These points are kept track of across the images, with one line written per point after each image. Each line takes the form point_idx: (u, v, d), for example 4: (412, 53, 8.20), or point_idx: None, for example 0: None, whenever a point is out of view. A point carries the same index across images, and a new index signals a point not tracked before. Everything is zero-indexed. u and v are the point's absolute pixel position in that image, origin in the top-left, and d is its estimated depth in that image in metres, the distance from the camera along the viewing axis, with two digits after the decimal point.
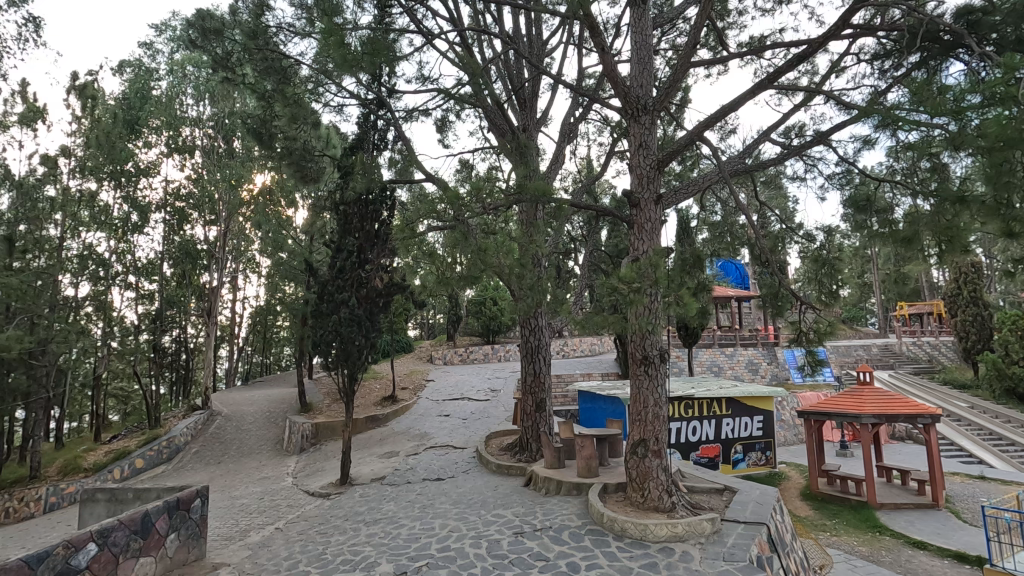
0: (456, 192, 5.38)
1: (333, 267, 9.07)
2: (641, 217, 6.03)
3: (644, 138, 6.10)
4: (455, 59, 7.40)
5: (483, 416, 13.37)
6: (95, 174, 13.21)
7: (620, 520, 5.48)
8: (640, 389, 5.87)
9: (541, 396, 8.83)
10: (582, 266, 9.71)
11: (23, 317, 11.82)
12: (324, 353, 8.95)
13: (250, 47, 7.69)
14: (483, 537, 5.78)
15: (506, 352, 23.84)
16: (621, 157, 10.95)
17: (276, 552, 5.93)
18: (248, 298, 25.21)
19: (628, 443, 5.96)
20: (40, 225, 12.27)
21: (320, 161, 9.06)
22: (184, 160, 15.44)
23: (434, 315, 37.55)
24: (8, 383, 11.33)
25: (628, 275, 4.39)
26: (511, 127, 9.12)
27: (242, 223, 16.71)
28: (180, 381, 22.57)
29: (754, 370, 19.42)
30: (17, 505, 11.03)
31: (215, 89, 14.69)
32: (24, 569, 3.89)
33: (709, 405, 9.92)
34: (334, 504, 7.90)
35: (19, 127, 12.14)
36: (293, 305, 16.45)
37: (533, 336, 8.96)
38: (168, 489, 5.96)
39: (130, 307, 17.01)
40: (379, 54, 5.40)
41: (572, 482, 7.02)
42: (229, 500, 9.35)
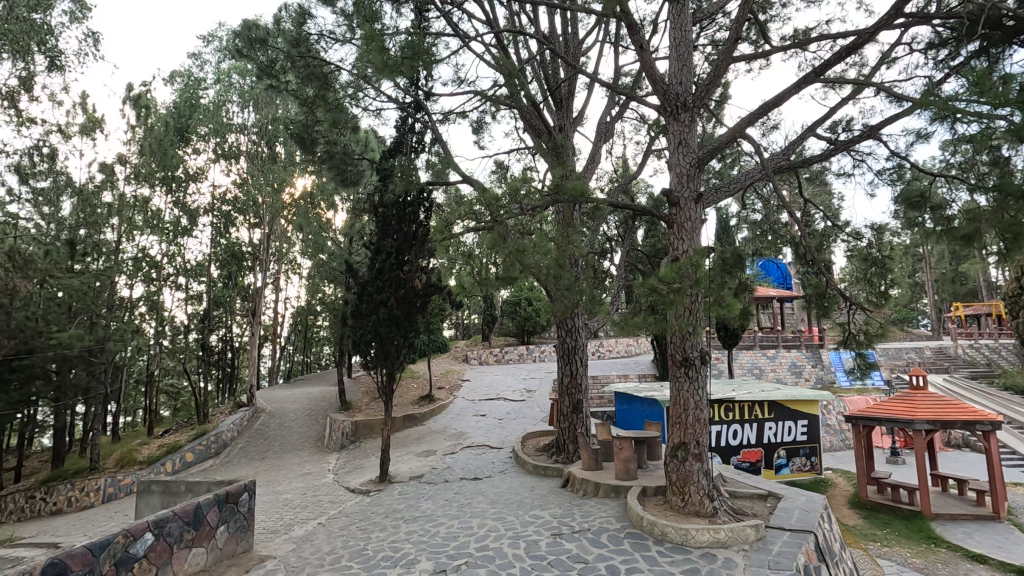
0: (493, 193, 5.42)
1: (372, 269, 9.17)
2: (681, 217, 5.92)
3: (684, 136, 5.98)
4: (490, 60, 7.43)
5: (519, 417, 13.38)
6: (149, 180, 13.82)
7: (660, 524, 5.41)
8: (680, 391, 5.77)
9: (578, 398, 8.79)
10: (618, 266, 9.61)
11: (83, 316, 12.50)
12: (363, 352, 9.16)
13: (292, 55, 7.92)
14: (521, 537, 5.80)
15: (542, 352, 23.79)
16: (659, 156, 10.76)
17: (320, 547, 6.08)
18: (289, 299, 25.96)
19: (668, 446, 5.88)
20: (99, 230, 12.93)
21: (359, 164, 9.25)
22: (230, 165, 16.02)
23: (469, 316, 37.80)
24: (71, 380, 12.06)
25: (668, 276, 4.34)
26: (547, 128, 9.09)
27: (284, 226, 17.18)
28: (226, 379, 23.44)
29: (798, 373, 18.85)
30: (78, 495, 11.73)
31: (259, 96, 15.14)
32: (88, 556, 4.10)
33: (751, 408, 9.67)
34: (374, 501, 8.07)
35: (79, 136, 12.83)
36: (333, 306, 16.84)
37: (569, 336, 8.92)
38: (218, 483, 6.17)
39: (180, 307, 17.75)
40: (418, 58, 5.49)
41: (610, 484, 6.96)
42: (274, 494, 9.64)
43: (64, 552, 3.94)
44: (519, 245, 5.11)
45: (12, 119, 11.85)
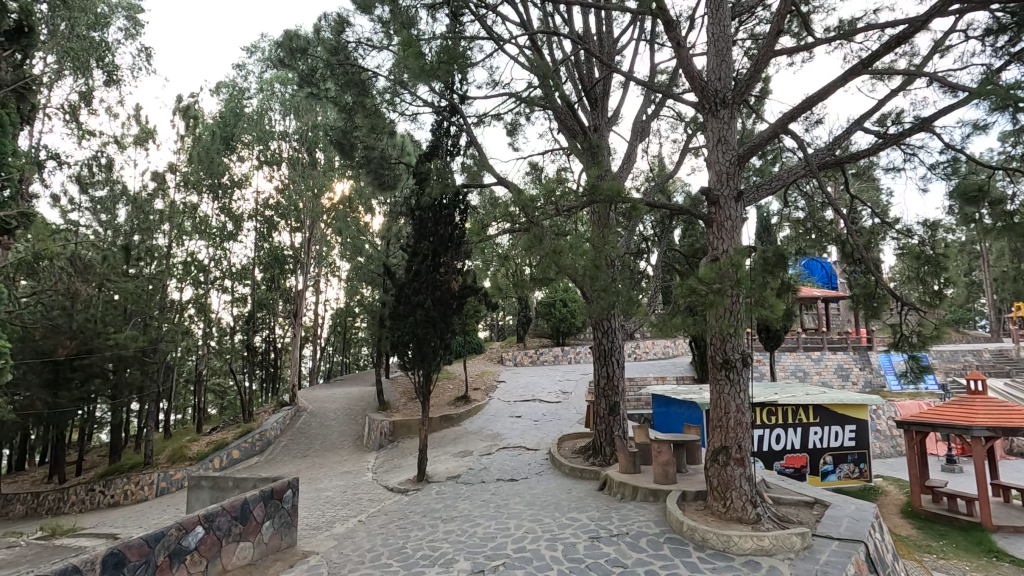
0: (529, 195, 5.43)
1: (409, 271, 9.32)
2: (721, 215, 5.78)
3: (724, 133, 5.85)
4: (525, 62, 7.46)
5: (555, 419, 13.33)
6: (197, 188, 14.41)
7: (701, 530, 5.30)
8: (720, 394, 5.64)
9: (615, 400, 8.69)
10: (655, 267, 9.48)
11: (138, 318, 13.15)
12: (401, 353, 9.31)
13: (332, 63, 8.13)
14: (558, 540, 5.77)
15: (577, 354, 23.65)
16: (697, 154, 10.57)
17: (360, 544, 6.19)
18: (329, 301, 26.60)
19: (709, 450, 5.75)
20: (152, 235, 13.57)
21: (396, 169, 9.41)
22: (272, 171, 16.56)
23: (504, 317, 37.92)
24: (125, 378, 12.62)
25: (707, 276, 4.26)
26: (582, 128, 9.04)
27: (324, 230, 17.63)
28: (270, 379, 24.18)
29: (845, 376, 18.18)
30: (134, 488, 12.44)
31: (300, 104, 15.54)
32: (144, 547, 4.29)
33: (796, 412, 9.37)
34: (412, 500, 8.18)
35: (133, 147, 13.50)
36: (371, 307, 17.19)
37: (606, 338, 8.83)
38: (264, 480, 6.36)
39: (227, 309, 18.43)
40: (454, 62, 5.56)
41: (648, 488, 6.86)
42: (316, 492, 9.89)
43: (122, 543, 4.14)
44: (554, 247, 5.09)
45: (73, 132, 12.58)
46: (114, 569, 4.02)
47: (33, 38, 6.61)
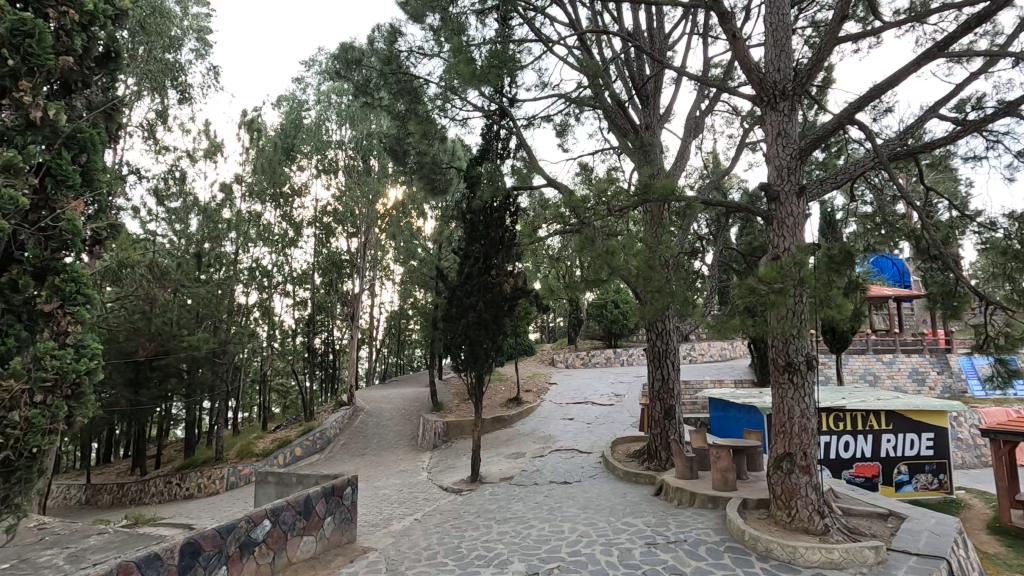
0: (579, 196, 5.39)
1: (461, 274, 9.45)
2: (782, 212, 5.55)
3: (784, 127, 5.61)
4: (574, 62, 7.42)
5: (608, 422, 13.15)
6: (261, 197, 15.15)
7: (764, 540, 5.09)
8: (783, 398, 5.41)
9: (671, 403, 8.49)
10: (711, 266, 9.19)
11: (209, 321, 13.94)
12: (454, 355, 9.45)
13: (385, 72, 8.37)
14: (614, 544, 5.69)
15: (630, 356, 23.26)
16: (754, 149, 10.19)
17: (417, 542, 6.32)
18: (384, 304, 27.33)
19: (772, 457, 5.52)
20: (221, 242, 14.35)
21: (448, 173, 9.57)
22: (330, 179, 17.18)
23: (555, 320, 37.81)
24: (198, 377, 13.46)
25: (767, 275, 4.10)
26: (633, 127, 8.90)
27: (379, 235, 18.15)
28: (329, 379, 25.07)
29: (920, 380, 17.05)
30: (206, 481, 13.14)
31: (355, 113, 16.07)
32: (217, 538, 4.54)
33: (866, 418, 8.83)
34: (466, 500, 8.28)
35: (203, 160, 14.35)
36: (425, 310, 17.53)
37: (660, 339, 8.64)
38: (325, 476, 6.59)
39: (289, 312, 19.26)
40: (504, 66, 5.60)
41: (706, 494, 6.65)
42: (373, 489, 10.18)
43: (198, 533, 4.39)
44: (607, 248, 5.01)
45: (151, 148, 13.51)
46: (191, 557, 4.28)
47: (122, 61, 5.90)
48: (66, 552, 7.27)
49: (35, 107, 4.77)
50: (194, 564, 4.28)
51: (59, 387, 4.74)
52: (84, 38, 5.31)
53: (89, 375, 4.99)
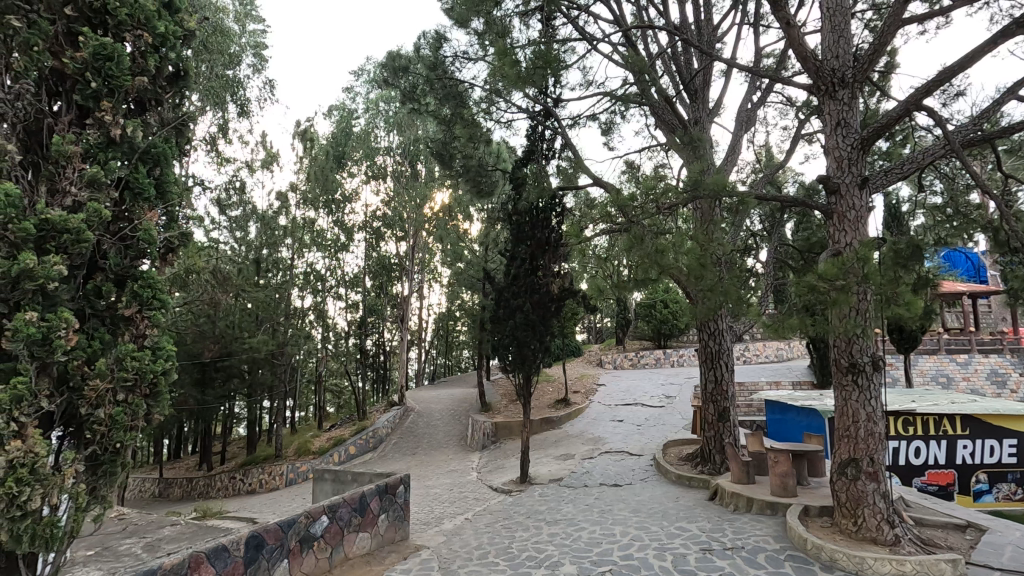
0: (627, 194, 5.31)
1: (508, 275, 9.49)
2: (843, 205, 5.28)
3: (844, 116, 5.35)
4: (620, 59, 7.32)
5: (659, 424, 12.89)
6: (314, 204, 15.71)
7: (828, 549, 4.87)
8: (847, 401, 5.15)
9: (725, 406, 8.25)
10: (766, 263, 8.86)
11: (268, 324, 14.58)
12: (502, 356, 9.49)
13: (431, 78, 8.51)
14: (668, 550, 5.57)
15: (680, 356, 22.73)
16: (811, 140, 9.75)
17: (468, 541, 6.39)
18: (432, 306, 27.79)
19: (835, 463, 5.26)
20: (278, 248, 14.98)
21: (493, 175, 9.65)
22: (379, 185, 17.60)
23: (602, 320, 37.43)
24: (259, 378, 14.09)
25: (828, 272, 3.90)
26: (682, 122, 8.70)
27: (427, 238, 18.48)
28: (380, 380, 25.69)
29: (1000, 382, 15.64)
30: (267, 477, 13.76)
31: (402, 120, 16.41)
32: (279, 532, 4.73)
33: (938, 423, 8.28)
34: (516, 501, 8.29)
35: (261, 170, 15.01)
36: (472, 311, 17.70)
37: (713, 339, 8.40)
38: (379, 475, 6.73)
39: (341, 315, 19.86)
40: (549, 66, 5.60)
41: (764, 500, 6.42)
42: (425, 488, 10.36)
43: (261, 526, 4.60)
44: (657, 246, 4.90)
45: (214, 160, 14.25)
46: (256, 549, 4.47)
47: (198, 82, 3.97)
48: (144, 542, 7.75)
49: (113, 122, 3.34)
50: (258, 556, 4.47)
51: (138, 384, 3.28)
52: (162, 59, 3.67)
53: (169, 369, 3.48)
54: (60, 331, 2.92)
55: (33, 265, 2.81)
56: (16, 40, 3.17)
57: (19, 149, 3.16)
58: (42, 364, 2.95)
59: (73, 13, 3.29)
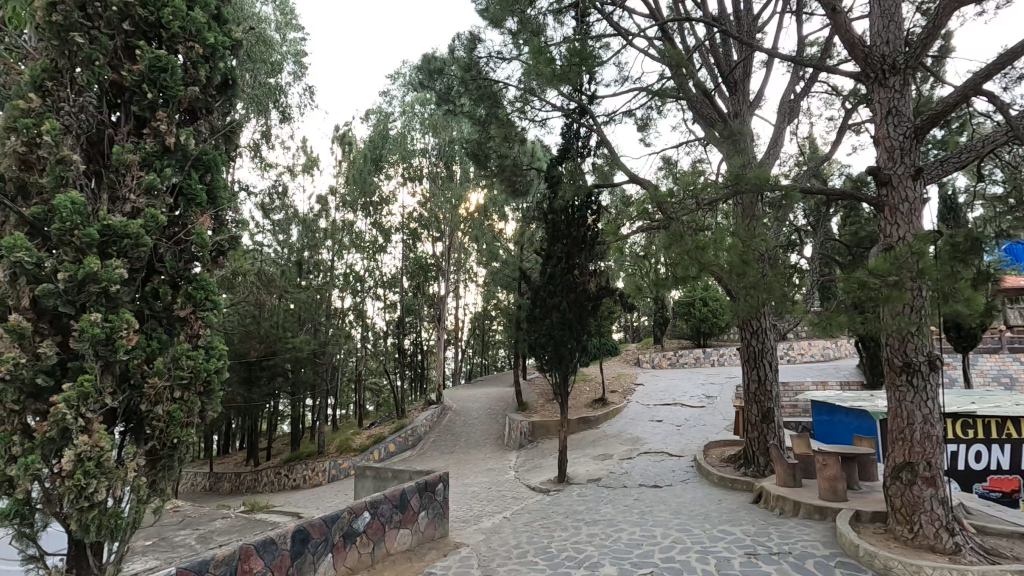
0: (665, 190, 5.21)
1: (544, 274, 9.47)
2: (895, 197, 5.05)
3: (895, 104, 5.11)
4: (656, 54, 7.21)
5: (699, 424, 12.61)
6: (353, 207, 16.04)
7: (882, 556, 4.66)
8: (902, 402, 4.92)
9: (769, 406, 8.00)
10: (811, 260, 8.55)
11: (310, 324, 14.98)
12: (538, 355, 9.46)
13: (466, 79, 8.54)
14: (710, 553, 5.45)
15: (721, 356, 22.21)
16: (859, 130, 9.36)
17: (507, 540, 6.41)
18: (468, 306, 27.98)
19: (890, 467, 5.04)
20: (319, 250, 15.36)
21: (528, 174, 9.65)
22: (416, 186, 17.83)
23: (639, 318, 36.91)
24: (301, 377, 14.49)
25: (880, 267, 3.73)
26: (721, 116, 8.49)
27: (462, 239, 18.63)
28: (418, 379, 26.01)
29: None
30: (311, 473, 14.16)
31: (438, 121, 16.61)
32: (324, 527, 4.86)
33: (1002, 426, 7.80)
34: (554, 501, 8.27)
35: (302, 174, 15.44)
36: (508, 310, 17.73)
37: (755, 338, 8.16)
38: (418, 473, 6.82)
39: (380, 315, 20.22)
40: (584, 63, 5.55)
41: (812, 504, 6.20)
42: (463, 486, 10.43)
43: (307, 521, 4.73)
44: (697, 243, 4.77)
45: (257, 166, 14.73)
46: (302, 543, 4.60)
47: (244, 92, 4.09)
48: (197, 533, 8.07)
49: (167, 130, 3.49)
50: (304, 550, 4.60)
51: (192, 382, 3.41)
52: (213, 69, 3.81)
53: (222, 369, 3.60)
54: (122, 331, 3.08)
55: (96, 268, 2.97)
56: (79, 55, 3.34)
57: (83, 159, 3.31)
58: (106, 363, 3.09)
59: (131, 28, 3.45)
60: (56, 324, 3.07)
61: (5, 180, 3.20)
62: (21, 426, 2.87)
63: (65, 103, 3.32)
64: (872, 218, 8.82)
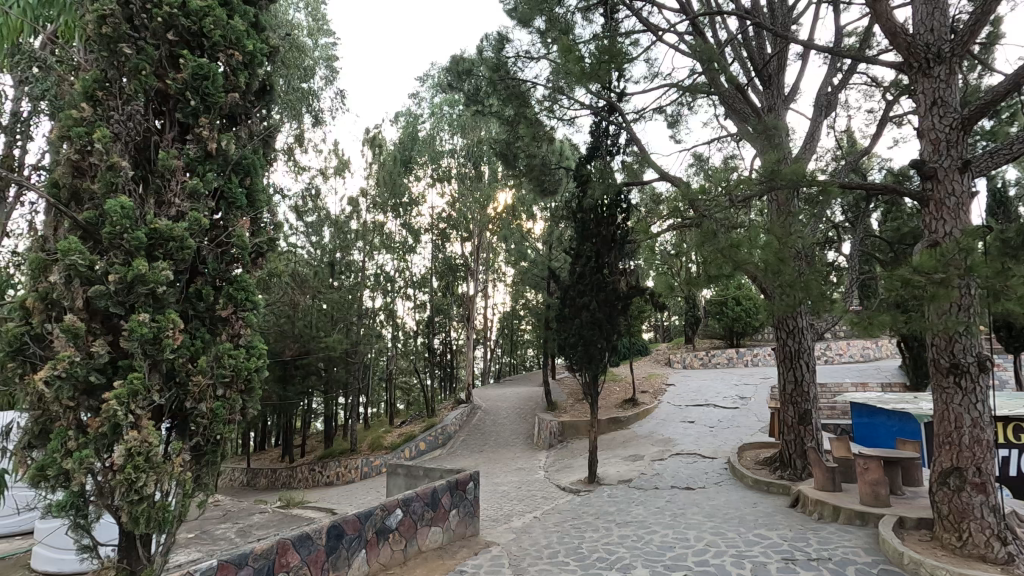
0: (698, 188, 5.12)
1: (573, 273, 9.42)
2: (940, 191, 4.86)
3: (940, 94, 4.90)
4: (686, 49, 7.09)
5: (733, 426, 12.36)
6: (383, 208, 16.26)
7: (928, 564, 4.48)
8: (948, 405, 4.72)
9: (805, 407, 7.79)
10: (850, 257, 8.29)
11: (342, 323, 15.24)
12: (568, 355, 9.42)
13: (494, 79, 8.55)
14: (746, 557, 5.34)
15: (754, 356, 21.75)
16: (900, 122, 9.02)
17: (538, 539, 6.40)
18: (496, 305, 28.04)
19: (936, 472, 4.84)
20: (350, 251, 15.64)
21: (557, 173, 9.63)
22: (444, 187, 17.96)
23: (669, 318, 36.41)
24: (333, 375, 14.77)
25: (925, 265, 3.59)
26: (754, 110, 8.30)
27: (491, 238, 18.69)
28: (447, 378, 26.20)
29: None
30: (344, 470, 14.43)
31: (466, 122, 16.71)
32: (358, 523, 4.94)
33: None
34: (584, 501, 8.22)
35: (334, 176, 15.73)
36: (537, 310, 17.71)
37: (791, 338, 7.94)
38: (449, 471, 6.87)
39: (410, 315, 20.45)
40: (614, 60, 5.50)
41: (853, 509, 6.01)
42: (493, 485, 10.48)
43: (341, 517, 4.81)
44: (732, 241, 4.67)
45: (291, 169, 15.08)
46: (336, 538, 4.70)
47: (281, 98, 4.18)
48: (237, 527, 8.32)
49: (209, 136, 3.61)
50: (338, 546, 4.69)
51: (234, 380, 3.51)
52: (252, 76, 3.91)
53: (262, 367, 3.69)
54: (168, 331, 3.19)
55: (145, 270, 3.09)
56: (127, 65, 3.48)
57: (130, 165, 3.44)
58: (153, 362, 3.21)
59: (174, 38, 3.58)
60: (107, 324, 3.19)
61: (60, 187, 3.36)
62: (76, 421, 3.00)
63: (114, 111, 3.44)
64: (915, 213, 8.50)
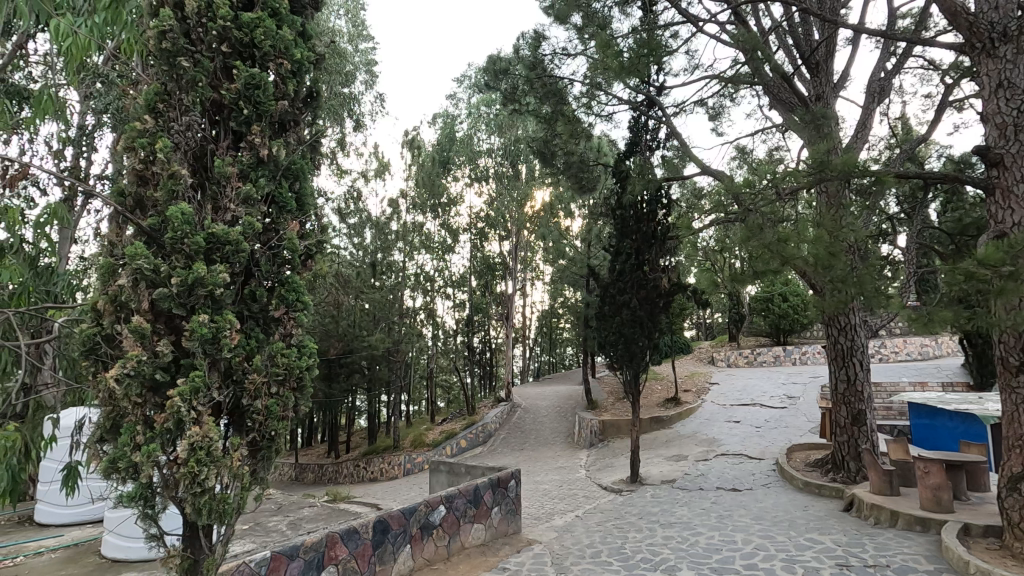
0: (742, 181, 4.98)
1: (613, 270, 9.33)
2: (1007, 179, 4.57)
3: (1006, 75, 4.59)
4: (728, 39, 6.91)
5: (780, 426, 11.99)
6: (422, 208, 16.49)
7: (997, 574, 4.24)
8: (1017, 406, 4.45)
9: (860, 407, 7.48)
10: (906, 250, 7.90)
11: (384, 322, 15.52)
12: (608, 353, 9.32)
13: (531, 77, 8.54)
14: (797, 562, 5.17)
15: (803, 354, 21.01)
16: (961, 106, 8.52)
17: (580, 539, 6.38)
18: (535, 303, 28.03)
19: (1005, 477, 4.56)
20: (391, 252, 15.89)
21: (594, 170, 9.55)
22: (482, 186, 18.04)
23: (712, 315, 35.60)
24: (375, 373, 15.09)
25: (991, 257, 3.39)
26: (801, 100, 8.00)
27: (529, 237, 18.69)
28: (486, 376, 26.39)
29: None
30: (387, 467, 14.73)
31: (503, 121, 16.75)
32: (403, 518, 5.04)
33: None
34: (627, 501, 8.13)
35: (375, 179, 16.04)
36: (576, 308, 17.62)
37: (844, 335, 7.62)
38: (490, 468, 6.91)
39: (449, 313, 20.67)
40: (653, 52, 5.40)
41: (913, 515, 5.73)
42: (534, 483, 10.49)
43: (386, 512, 4.92)
44: (779, 235, 4.52)
45: (334, 173, 15.46)
46: (382, 533, 4.81)
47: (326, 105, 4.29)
48: (288, 519, 8.63)
49: (261, 143, 3.74)
50: (384, 540, 4.80)
51: (287, 378, 3.63)
52: (299, 83, 4.03)
53: (312, 366, 3.81)
54: (226, 331, 3.33)
55: (204, 273, 3.24)
56: (185, 78, 3.64)
57: (189, 173, 3.60)
58: (212, 361, 3.36)
59: (228, 50, 3.74)
60: (170, 324, 3.36)
61: (125, 196, 3.55)
62: (143, 417, 3.17)
63: (173, 122, 3.62)
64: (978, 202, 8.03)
